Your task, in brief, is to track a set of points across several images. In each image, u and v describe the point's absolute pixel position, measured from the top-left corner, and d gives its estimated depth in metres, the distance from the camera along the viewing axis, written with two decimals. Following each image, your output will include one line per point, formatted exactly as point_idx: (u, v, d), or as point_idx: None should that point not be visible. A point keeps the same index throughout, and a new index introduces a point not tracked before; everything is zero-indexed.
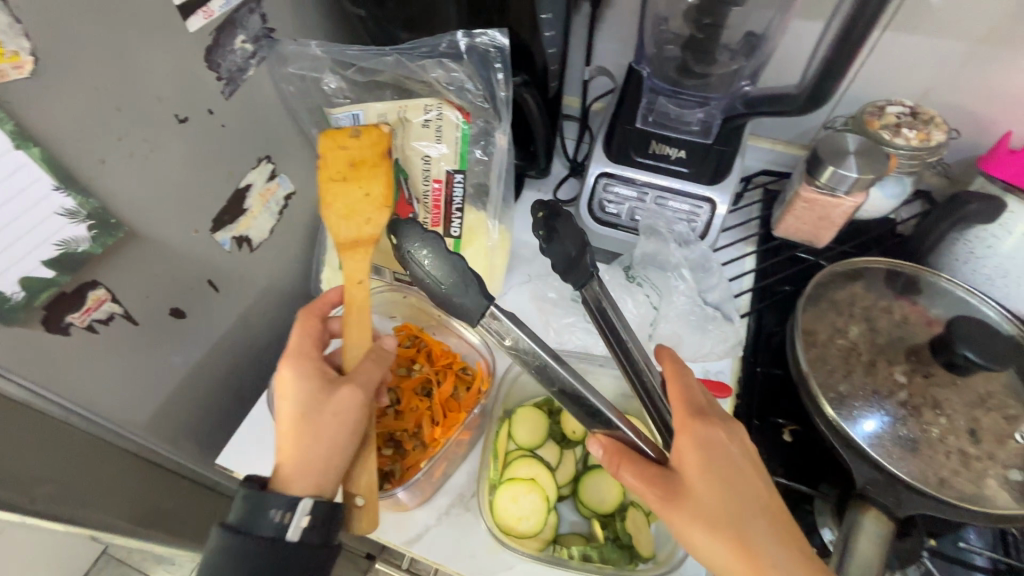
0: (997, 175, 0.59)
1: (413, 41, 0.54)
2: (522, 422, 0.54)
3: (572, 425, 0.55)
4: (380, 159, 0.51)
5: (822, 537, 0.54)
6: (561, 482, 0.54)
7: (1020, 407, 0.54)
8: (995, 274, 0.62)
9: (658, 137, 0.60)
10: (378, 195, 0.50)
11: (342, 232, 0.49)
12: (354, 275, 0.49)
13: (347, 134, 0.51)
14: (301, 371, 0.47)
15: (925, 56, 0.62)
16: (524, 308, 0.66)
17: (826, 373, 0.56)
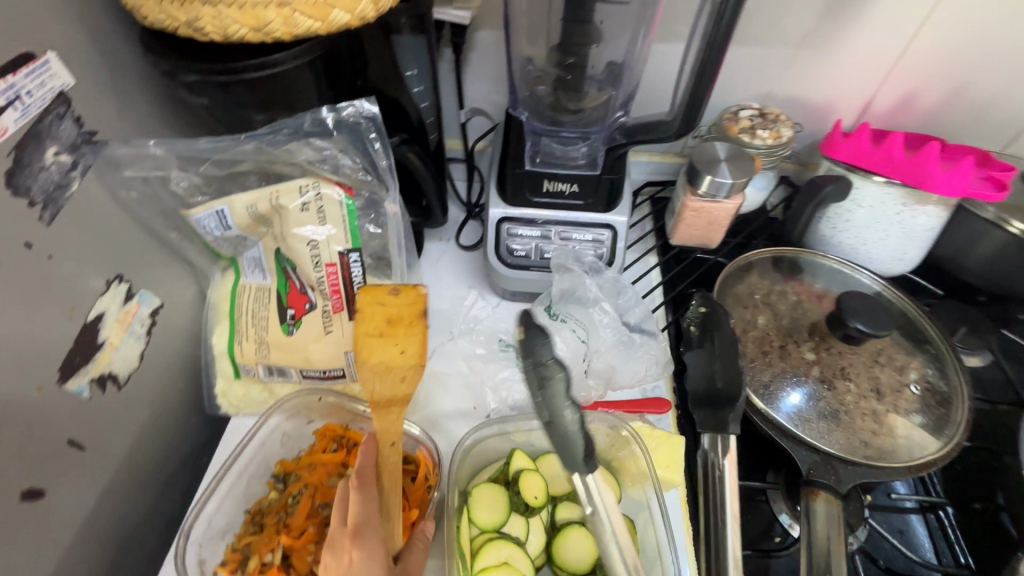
0: (839, 158, 0.66)
1: (270, 125, 0.49)
2: (481, 502, 0.51)
3: (533, 490, 0.52)
4: (416, 320, 0.49)
5: (782, 524, 0.56)
6: (534, 554, 0.52)
7: (906, 356, 0.61)
8: (857, 243, 0.70)
9: (548, 176, 0.59)
10: (414, 354, 0.49)
11: (378, 389, 0.49)
12: (390, 434, 0.49)
13: (386, 291, 0.50)
14: (370, 551, 0.41)
15: (758, 63, 0.69)
16: (453, 370, 0.62)
17: (749, 367, 0.59)
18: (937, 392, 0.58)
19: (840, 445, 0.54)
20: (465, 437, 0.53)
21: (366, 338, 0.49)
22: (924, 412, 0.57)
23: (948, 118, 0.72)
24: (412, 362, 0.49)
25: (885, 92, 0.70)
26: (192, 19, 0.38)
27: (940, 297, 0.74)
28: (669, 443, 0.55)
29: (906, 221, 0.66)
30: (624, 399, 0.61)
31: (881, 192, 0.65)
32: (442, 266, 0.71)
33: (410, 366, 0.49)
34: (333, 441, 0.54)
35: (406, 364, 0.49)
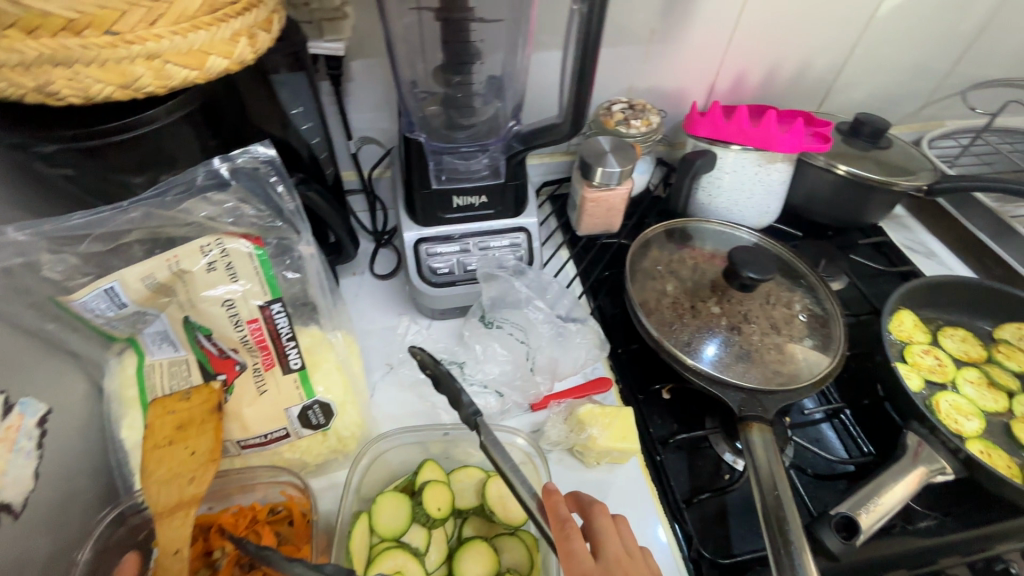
0: (702, 133, 0.75)
1: (156, 186, 0.45)
2: (384, 510, 0.49)
3: (436, 501, 0.49)
4: (210, 416, 0.47)
5: (728, 461, 0.62)
6: (433, 567, 0.49)
7: (789, 292, 0.71)
8: (730, 205, 0.80)
9: (456, 192, 0.61)
10: (207, 452, 0.47)
11: (161, 497, 0.44)
12: (173, 543, 0.43)
13: (177, 397, 0.48)
14: None
15: (618, 60, 0.77)
16: (399, 401, 0.61)
17: (669, 330, 0.66)
18: (817, 315, 0.69)
19: (755, 379, 0.61)
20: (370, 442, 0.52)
21: (156, 452, 0.46)
22: (812, 335, 0.67)
23: (775, 89, 0.86)
24: (203, 461, 0.46)
25: (723, 74, 0.82)
26: (43, 82, 0.35)
27: (800, 238, 0.87)
28: (624, 417, 0.58)
29: (764, 178, 0.77)
30: (572, 387, 0.64)
31: (740, 158, 0.75)
32: (363, 300, 0.70)
33: (201, 467, 0.46)
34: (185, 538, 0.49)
35: (197, 465, 0.46)
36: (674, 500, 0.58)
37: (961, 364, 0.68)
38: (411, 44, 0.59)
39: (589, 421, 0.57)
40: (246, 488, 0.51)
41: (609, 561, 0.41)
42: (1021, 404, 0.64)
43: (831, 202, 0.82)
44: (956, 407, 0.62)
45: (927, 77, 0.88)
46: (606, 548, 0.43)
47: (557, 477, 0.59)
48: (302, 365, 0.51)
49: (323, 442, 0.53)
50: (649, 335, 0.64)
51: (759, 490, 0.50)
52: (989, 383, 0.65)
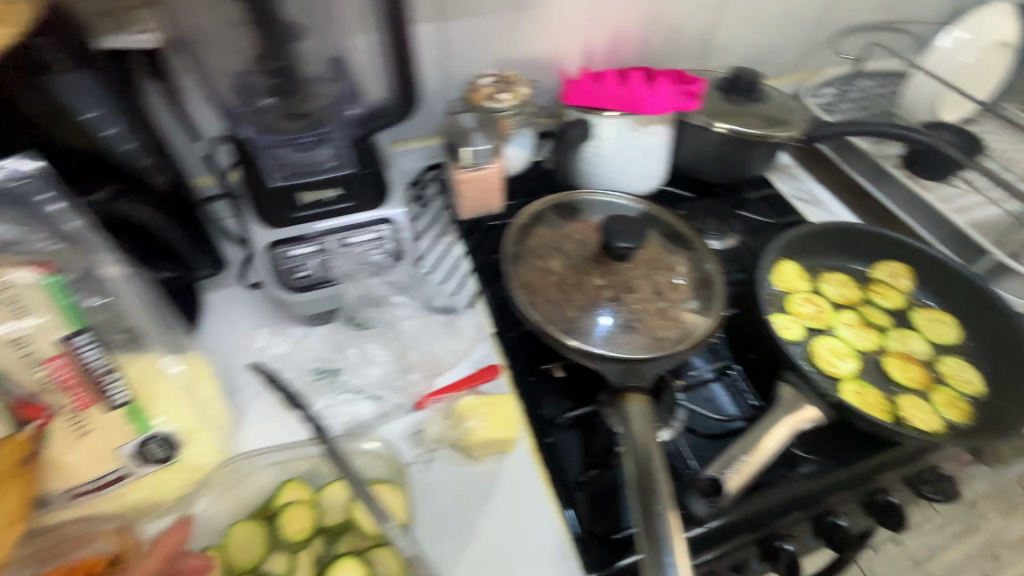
0: (577, 102, 0.73)
1: None
2: (238, 542, 0.48)
3: (294, 526, 0.48)
4: (12, 475, 0.41)
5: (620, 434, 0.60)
6: None
7: (675, 256, 0.71)
8: (614, 172, 0.78)
9: (299, 187, 0.56)
10: (9, 517, 0.40)
11: None
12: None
13: None
14: None
15: (480, 32, 0.73)
16: (272, 418, 0.58)
17: (553, 309, 0.64)
18: (699, 275, 0.69)
19: (636, 349, 0.61)
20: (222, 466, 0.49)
21: None
22: (698, 297, 0.67)
23: (653, 50, 0.84)
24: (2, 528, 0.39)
25: (595, 37, 0.79)
26: None
27: (693, 199, 0.86)
28: (503, 404, 0.58)
29: (642, 143, 0.75)
30: (458, 380, 0.62)
31: (618, 125, 0.73)
32: (232, 314, 0.65)
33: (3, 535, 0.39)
34: None
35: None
36: (565, 481, 0.56)
37: (839, 307, 0.70)
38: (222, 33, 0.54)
39: (468, 413, 0.57)
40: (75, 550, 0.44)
41: None
42: (892, 340, 0.66)
43: (715, 161, 0.82)
44: (833, 351, 0.64)
45: (799, 24, 0.88)
46: None
47: (444, 476, 0.56)
48: (128, 398, 0.46)
49: (174, 476, 0.49)
50: (529, 320, 0.63)
51: (634, 465, 0.49)
52: (864, 323, 0.67)
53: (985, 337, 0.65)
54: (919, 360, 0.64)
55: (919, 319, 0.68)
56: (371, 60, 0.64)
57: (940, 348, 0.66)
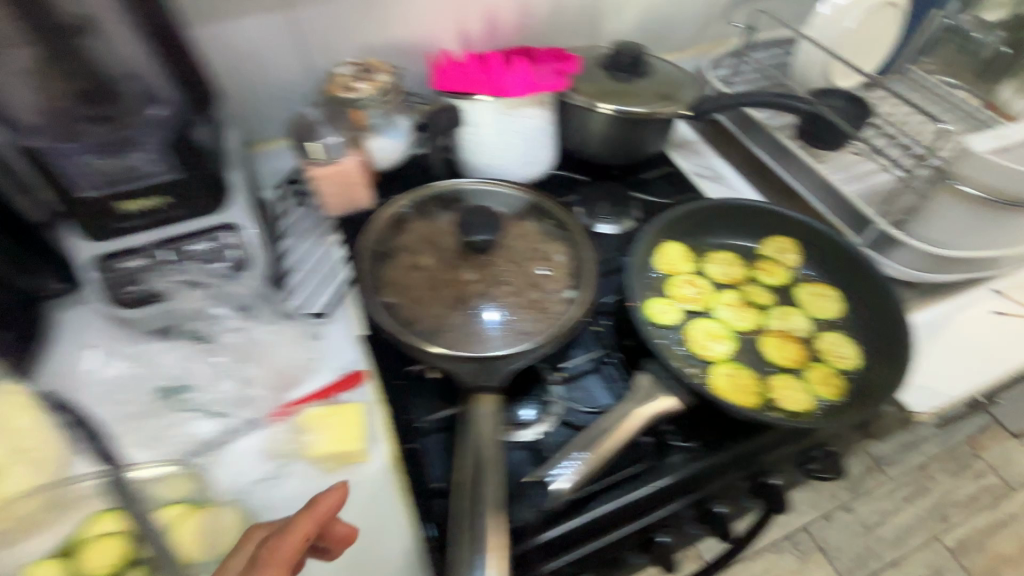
0: (448, 88, 0.69)
1: None
2: None
3: (102, 560, 0.44)
4: None
5: None
6: None
7: (552, 244, 0.68)
8: (490, 158, 0.73)
9: (117, 197, 0.52)
10: None
11: None
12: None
13: None
14: None
15: (337, 18, 0.68)
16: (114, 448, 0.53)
17: (419, 309, 0.61)
18: (576, 263, 0.66)
19: (498, 345, 0.58)
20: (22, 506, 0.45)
21: None
22: (573, 285, 0.64)
23: (535, 29, 0.80)
24: None
25: (469, 18, 0.75)
26: None
27: (589, 182, 0.83)
28: (349, 415, 0.54)
29: (515, 125, 0.71)
30: (317, 389, 0.59)
31: (490, 109, 0.69)
32: (86, 332, 0.60)
33: None
34: None
35: None
36: (421, 489, 0.53)
37: (722, 287, 0.67)
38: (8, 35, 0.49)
39: (309, 426, 0.54)
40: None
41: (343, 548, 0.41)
42: (772, 318, 0.64)
43: (606, 142, 0.79)
44: (708, 333, 0.62)
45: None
46: None
47: (294, 492, 0.53)
48: None
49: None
50: (383, 321, 0.59)
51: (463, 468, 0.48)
52: (744, 302, 0.65)
53: (868, 309, 0.63)
54: (797, 337, 0.62)
55: (803, 295, 0.66)
56: (141, 53, 0.54)
57: (822, 323, 0.64)
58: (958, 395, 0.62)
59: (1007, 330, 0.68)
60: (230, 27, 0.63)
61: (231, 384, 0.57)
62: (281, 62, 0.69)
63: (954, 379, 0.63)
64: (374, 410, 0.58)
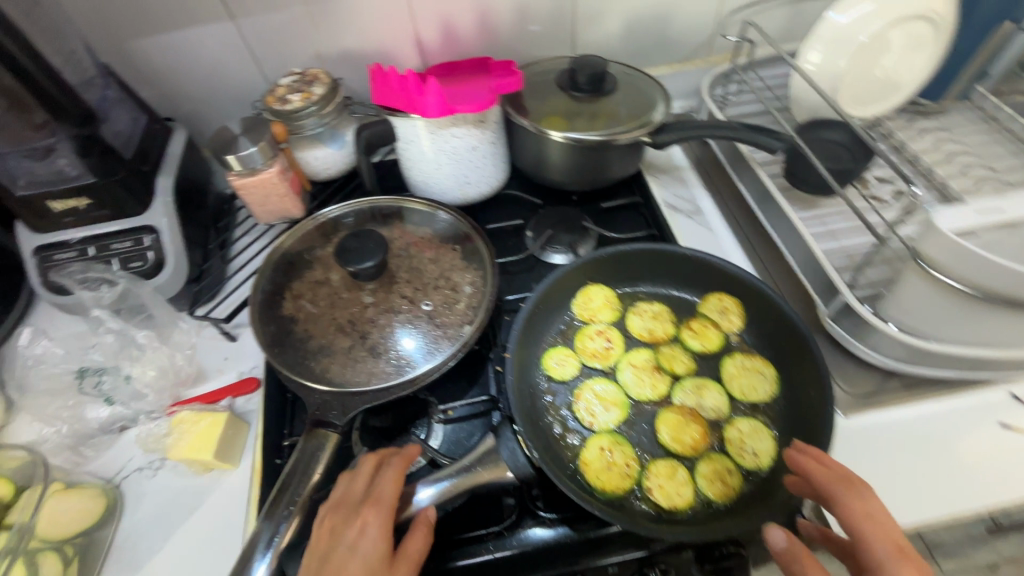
0: (383, 102, 0.65)
1: None
2: None
3: None
4: None
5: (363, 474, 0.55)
6: None
7: (462, 273, 0.65)
8: (424, 176, 0.71)
9: (48, 198, 0.58)
10: None
11: None
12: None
13: None
14: None
15: (285, 27, 0.69)
16: (30, 428, 0.60)
17: (311, 326, 0.62)
18: (480, 295, 0.62)
19: (368, 377, 0.57)
20: None
21: None
22: (471, 320, 0.60)
23: (500, 37, 0.76)
24: None
25: (425, 26, 0.72)
26: None
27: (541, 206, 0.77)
28: (212, 423, 0.57)
29: (445, 146, 0.67)
30: (211, 390, 0.62)
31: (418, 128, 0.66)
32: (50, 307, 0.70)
33: None
34: None
35: None
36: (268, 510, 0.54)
37: (638, 345, 0.60)
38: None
39: (177, 428, 0.57)
40: (362, 472, 0.49)
41: (381, 491, 0.47)
42: (682, 391, 0.55)
43: (560, 166, 0.73)
44: (595, 397, 0.55)
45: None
46: (382, 495, 0.47)
47: (161, 486, 0.57)
48: None
49: None
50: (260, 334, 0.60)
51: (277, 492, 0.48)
52: (653, 366, 0.57)
53: (799, 398, 0.53)
54: (703, 418, 0.53)
55: (728, 368, 0.56)
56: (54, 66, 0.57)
57: (742, 406, 0.54)
58: (904, 523, 0.48)
59: (1018, 453, 0.52)
60: (182, 36, 0.67)
61: (120, 380, 0.61)
62: (235, 69, 0.72)
63: (907, 501, 0.49)
64: (252, 420, 0.60)
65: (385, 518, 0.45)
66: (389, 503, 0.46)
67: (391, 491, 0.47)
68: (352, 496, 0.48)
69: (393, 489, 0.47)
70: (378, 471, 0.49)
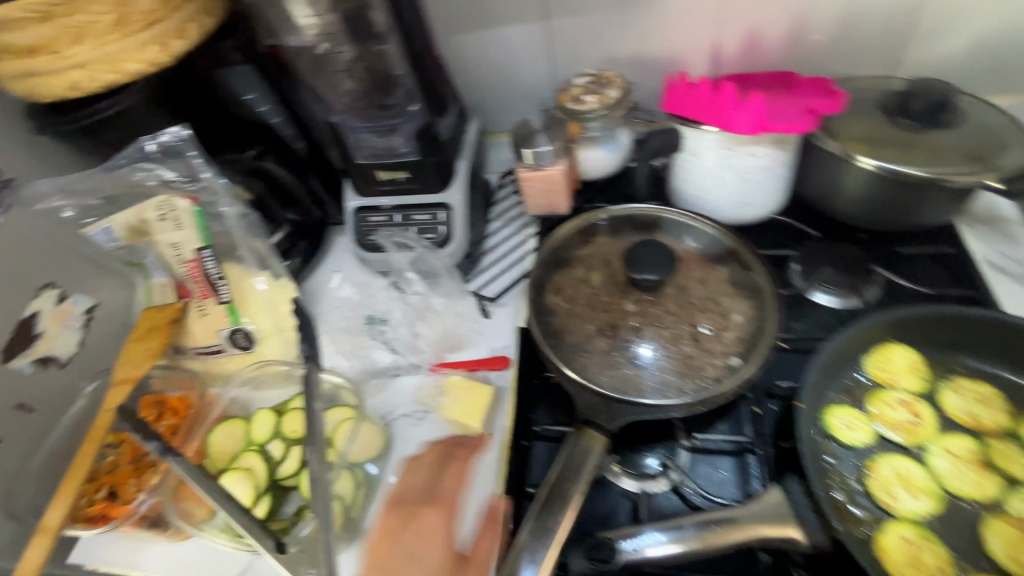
0: (678, 111, 0.63)
1: (111, 157, 0.61)
2: (257, 424, 0.62)
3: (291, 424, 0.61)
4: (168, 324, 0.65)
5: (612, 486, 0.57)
6: (288, 472, 0.59)
7: (731, 300, 0.61)
8: (700, 192, 0.68)
9: (379, 167, 0.67)
10: (154, 349, 0.64)
11: (119, 372, 0.62)
12: (111, 402, 0.60)
13: (156, 309, 0.67)
14: (60, 495, 0.53)
15: (592, 28, 0.71)
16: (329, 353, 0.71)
17: (573, 324, 0.63)
18: (754, 329, 0.58)
19: (633, 387, 0.56)
20: (254, 371, 0.66)
21: (134, 342, 0.65)
22: (740, 353, 0.57)
23: (808, 51, 0.69)
24: (149, 355, 0.63)
25: (730, 33, 0.69)
26: (29, 89, 0.53)
27: (815, 239, 0.70)
28: (477, 395, 0.62)
29: (737, 163, 0.64)
30: (468, 359, 0.68)
31: (714, 141, 0.63)
32: (342, 255, 0.81)
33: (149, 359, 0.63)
34: (125, 442, 0.64)
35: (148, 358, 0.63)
36: (518, 486, 0.58)
37: (953, 429, 0.51)
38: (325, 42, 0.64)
39: (449, 389, 0.63)
40: (421, 465, 0.59)
41: (441, 485, 0.57)
42: (1015, 499, 0.47)
43: (858, 203, 0.65)
44: (900, 477, 0.48)
45: None
46: (443, 488, 0.57)
47: (424, 436, 0.64)
48: (230, 299, 0.66)
49: (252, 361, 0.68)
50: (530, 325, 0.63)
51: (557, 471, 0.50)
52: (977, 460, 0.49)
53: None
54: None
55: None
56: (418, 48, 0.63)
57: None
58: None
59: None
60: (499, 33, 0.72)
61: (409, 334, 0.70)
62: (530, 65, 0.76)
63: None
64: (505, 397, 0.64)
65: (452, 518, 0.55)
66: (448, 504, 0.56)
67: (469, 481, 0.58)
68: (409, 490, 0.57)
69: (454, 482, 0.58)
70: (416, 475, 0.59)
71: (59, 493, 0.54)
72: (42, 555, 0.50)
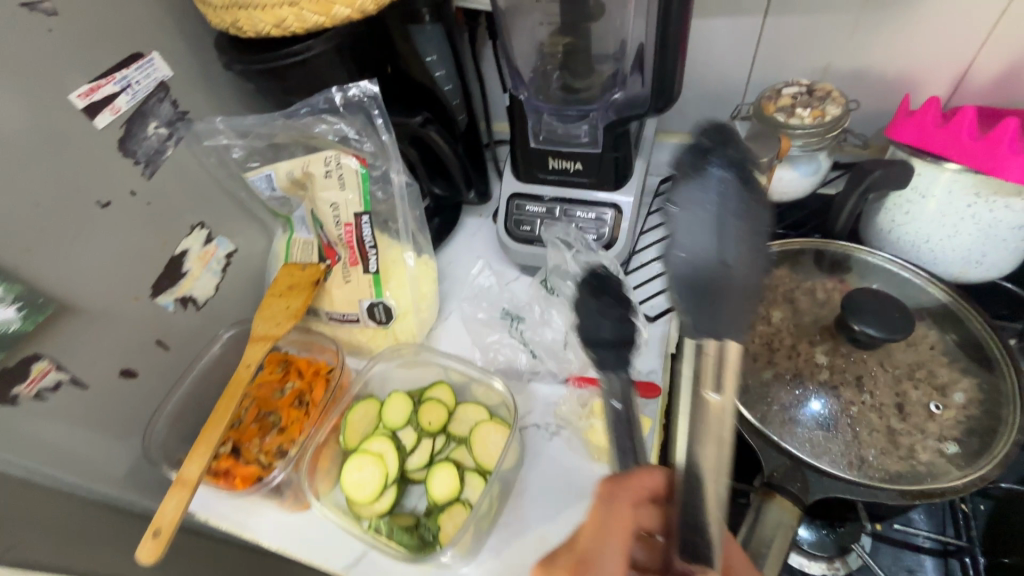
0: (903, 140, 0.56)
1: (294, 105, 0.60)
2: (391, 408, 0.60)
3: (428, 416, 0.59)
4: (309, 285, 0.62)
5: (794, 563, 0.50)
6: (415, 466, 0.57)
7: (950, 373, 0.52)
8: (918, 239, 0.59)
9: (554, 154, 0.62)
10: (296, 310, 0.61)
11: (257, 327, 0.60)
12: (250, 359, 0.58)
13: (298, 267, 0.64)
14: (198, 449, 0.52)
15: (815, 33, 0.62)
16: (460, 342, 0.67)
17: (750, 366, 0.54)
18: (979, 412, 0.50)
19: (834, 458, 0.48)
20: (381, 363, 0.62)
21: (271, 297, 0.62)
22: (962, 440, 0.48)
23: None
24: (290, 315, 0.60)
25: (988, 57, 0.59)
26: (233, 20, 0.50)
27: None
28: None
29: (981, 215, 0.54)
30: None
31: (955, 181, 0.54)
32: (474, 238, 0.76)
33: (288, 318, 0.60)
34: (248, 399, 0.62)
35: (287, 318, 0.60)
36: None
37: None
38: (527, 11, 0.58)
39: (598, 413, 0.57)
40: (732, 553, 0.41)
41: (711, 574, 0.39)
42: None
43: None
44: None
45: None
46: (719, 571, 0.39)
47: (556, 454, 0.57)
48: (377, 270, 0.63)
49: (383, 337, 0.65)
50: None
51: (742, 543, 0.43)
52: None
53: None
54: None
55: None
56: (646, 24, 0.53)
57: None
58: None
59: None
60: (704, 26, 0.65)
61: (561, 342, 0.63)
62: (726, 65, 0.68)
63: None
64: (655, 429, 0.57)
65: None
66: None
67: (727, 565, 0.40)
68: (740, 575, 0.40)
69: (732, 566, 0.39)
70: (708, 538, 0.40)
71: (198, 443, 0.52)
72: (178, 506, 0.49)
